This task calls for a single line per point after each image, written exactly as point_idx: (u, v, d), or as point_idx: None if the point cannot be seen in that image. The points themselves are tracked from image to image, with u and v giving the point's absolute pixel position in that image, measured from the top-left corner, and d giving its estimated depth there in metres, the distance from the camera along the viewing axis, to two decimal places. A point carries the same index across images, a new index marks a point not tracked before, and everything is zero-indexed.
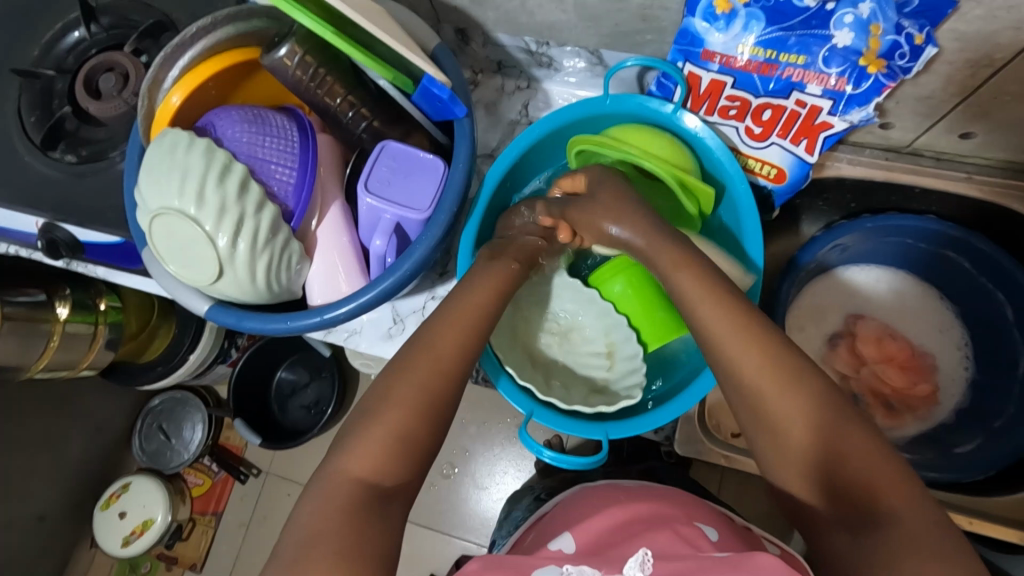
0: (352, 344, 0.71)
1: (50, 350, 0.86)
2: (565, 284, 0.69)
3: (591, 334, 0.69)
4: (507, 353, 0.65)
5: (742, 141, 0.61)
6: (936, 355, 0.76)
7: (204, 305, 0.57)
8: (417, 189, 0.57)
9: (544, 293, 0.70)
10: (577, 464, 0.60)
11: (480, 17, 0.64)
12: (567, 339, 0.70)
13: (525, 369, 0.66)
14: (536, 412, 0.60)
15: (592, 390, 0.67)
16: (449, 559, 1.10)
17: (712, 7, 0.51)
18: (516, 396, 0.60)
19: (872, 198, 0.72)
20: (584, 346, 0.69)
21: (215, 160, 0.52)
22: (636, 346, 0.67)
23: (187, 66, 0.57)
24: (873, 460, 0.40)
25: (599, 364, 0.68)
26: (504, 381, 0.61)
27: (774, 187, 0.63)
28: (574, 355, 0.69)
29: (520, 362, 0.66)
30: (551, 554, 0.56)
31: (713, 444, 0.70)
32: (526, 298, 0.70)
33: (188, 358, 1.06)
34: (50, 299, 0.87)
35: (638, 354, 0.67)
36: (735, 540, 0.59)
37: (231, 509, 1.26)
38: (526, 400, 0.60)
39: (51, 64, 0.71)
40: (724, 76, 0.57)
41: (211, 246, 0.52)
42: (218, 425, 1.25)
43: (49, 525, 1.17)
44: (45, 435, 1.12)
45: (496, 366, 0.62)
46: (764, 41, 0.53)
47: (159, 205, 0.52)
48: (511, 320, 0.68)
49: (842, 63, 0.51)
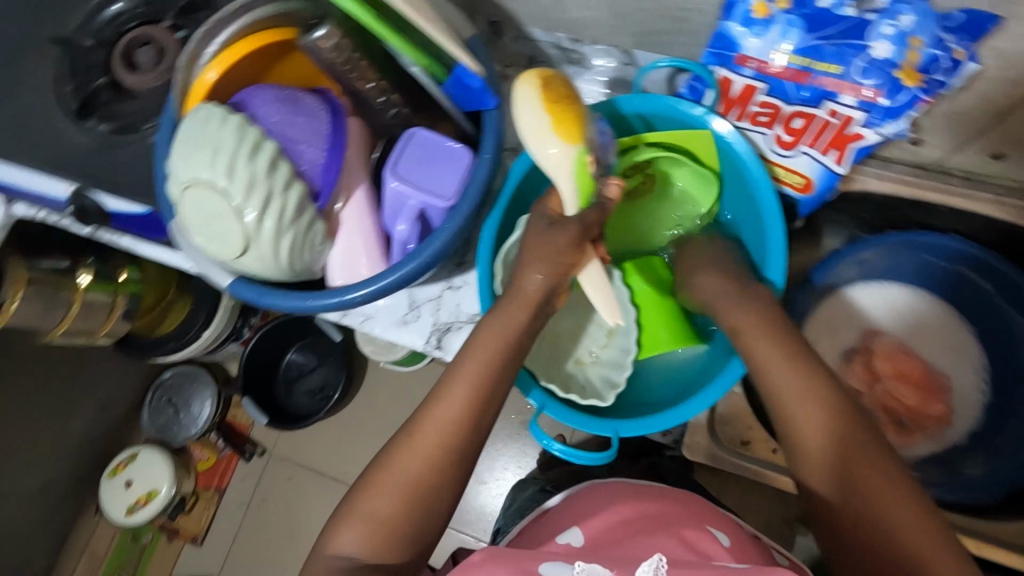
0: (366, 328, 0.72)
1: (70, 317, 0.90)
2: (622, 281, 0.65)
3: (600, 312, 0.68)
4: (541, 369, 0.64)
5: (770, 149, 0.60)
6: (951, 376, 0.74)
7: (228, 278, 0.57)
8: (442, 177, 0.58)
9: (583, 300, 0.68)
10: (586, 459, 0.57)
11: (514, 10, 0.65)
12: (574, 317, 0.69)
13: (548, 341, 0.67)
14: (530, 393, 0.59)
15: (578, 357, 0.67)
16: (447, 550, 1.19)
17: (749, 12, 0.50)
18: (524, 382, 0.59)
19: (896, 213, 0.72)
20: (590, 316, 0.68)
21: (247, 136, 0.52)
22: (632, 343, 0.65)
23: (226, 42, 0.58)
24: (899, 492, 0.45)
25: (597, 335, 0.68)
26: (535, 393, 0.59)
27: (799, 197, 0.62)
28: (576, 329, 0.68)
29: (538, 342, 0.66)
30: (559, 550, 0.58)
31: (721, 451, 0.68)
32: (579, 310, 0.69)
33: (201, 334, 1.10)
34: (74, 266, 0.90)
35: (630, 352, 0.65)
36: (745, 549, 0.60)
37: (234, 485, 1.29)
38: (529, 382, 0.60)
39: (89, 34, 0.73)
40: (757, 82, 0.56)
41: (238, 220, 0.52)
42: (225, 402, 1.28)
43: (56, 490, 1.19)
44: (58, 401, 1.14)
45: (528, 379, 0.60)
46: (800, 49, 0.52)
47: (190, 176, 0.52)
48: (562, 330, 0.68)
49: (878, 75, 0.50)
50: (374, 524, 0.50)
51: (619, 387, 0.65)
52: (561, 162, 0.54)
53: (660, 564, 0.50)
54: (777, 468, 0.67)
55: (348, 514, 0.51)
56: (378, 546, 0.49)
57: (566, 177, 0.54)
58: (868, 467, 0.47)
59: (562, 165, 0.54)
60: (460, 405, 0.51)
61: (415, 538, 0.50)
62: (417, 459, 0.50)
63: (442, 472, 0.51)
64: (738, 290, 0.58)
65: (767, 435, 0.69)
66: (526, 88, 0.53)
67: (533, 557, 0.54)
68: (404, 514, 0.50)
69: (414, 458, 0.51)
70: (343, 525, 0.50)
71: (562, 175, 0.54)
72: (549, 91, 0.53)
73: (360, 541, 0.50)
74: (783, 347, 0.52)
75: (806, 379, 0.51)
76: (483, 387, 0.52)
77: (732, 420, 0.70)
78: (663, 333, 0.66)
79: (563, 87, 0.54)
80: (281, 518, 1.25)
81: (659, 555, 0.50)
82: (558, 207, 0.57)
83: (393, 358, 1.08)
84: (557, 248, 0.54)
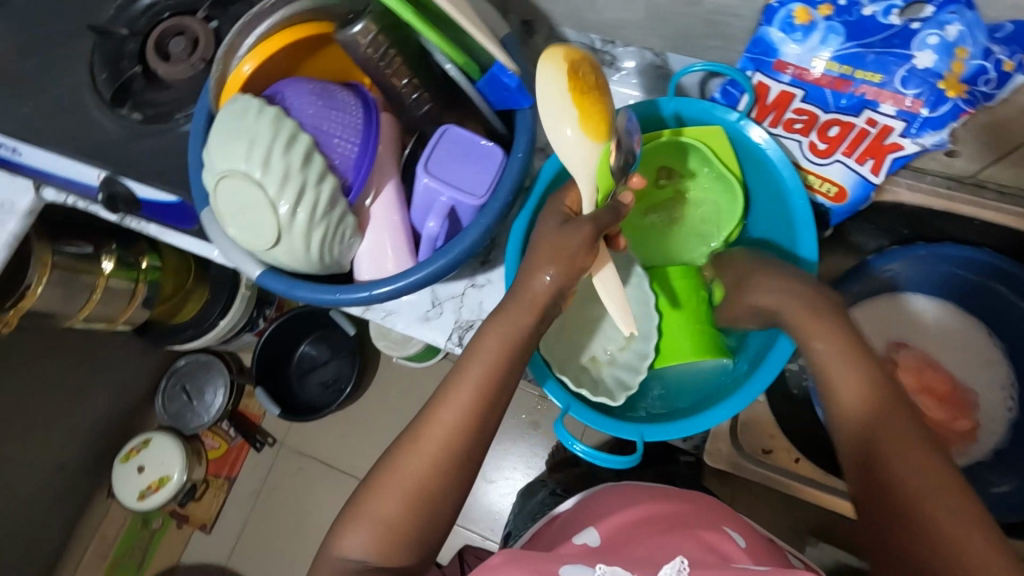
0: (388, 323, 0.72)
1: (93, 301, 0.91)
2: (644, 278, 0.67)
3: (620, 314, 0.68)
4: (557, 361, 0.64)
5: (804, 156, 0.59)
6: (979, 392, 0.73)
7: (257, 269, 0.57)
8: (473, 174, 0.58)
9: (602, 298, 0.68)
10: (610, 462, 0.57)
11: (548, 10, 0.65)
12: (591, 314, 0.69)
13: (568, 330, 0.68)
14: (545, 382, 0.59)
15: (595, 355, 0.68)
16: (454, 547, 1.20)
17: (790, 17, 0.50)
18: (540, 368, 0.59)
19: (925, 225, 0.71)
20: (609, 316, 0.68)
21: (283, 129, 0.53)
22: (649, 348, 0.65)
23: (263, 36, 0.59)
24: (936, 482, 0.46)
25: (615, 337, 0.68)
26: (551, 383, 0.59)
27: (832, 206, 0.61)
28: (593, 327, 0.69)
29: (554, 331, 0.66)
30: (574, 551, 0.58)
31: (743, 458, 0.67)
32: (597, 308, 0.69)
33: (218, 323, 1.11)
34: (97, 252, 0.91)
35: (647, 357, 0.65)
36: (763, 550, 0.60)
37: (244, 474, 1.30)
38: (546, 372, 0.59)
39: (124, 24, 0.74)
40: (794, 88, 0.55)
41: (272, 211, 0.52)
42: (239, 392, 1.29)
43: (71, 472, 1.21)
44: (76, 384, 1.15)
45: (543, 369, 0.60)
46: (840, 57, 0.51)
47: (226, 166, 0.52)
48: (579, 328, 0.68)
49: (920, 85, 0.49)
50: (390, 520, 0.50)
51: (630, 390, 0.65)
52: (584, 158, 0.52)
53: (683, 567, 0.50)
54: (804, 479, 0.67)
55: (368, 497, 0.51)
56: (394, 538, 0.49)
57: (581, 165, 0.53)
58: (909, 454, 0.47)
59: (580, 154, 0.52)
60: (481, 398, 0.51)
61: (428, 533, 0.50)
62: (439, 450, 0.50)
63: (461, 467, 0.51)
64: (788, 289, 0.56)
65: (789, 445, 0.69)
66: (555, 68, 0.51)
67: (553, 560, 0.54)
68: (422, 508, 0.49)
69: (436, 450, 0.50)
70: (351, 521, 0.51)
71: (578, 164, 0.53)
72: (580, 81, 0.50)
73: (375, 539, 0.50)
74: (835, 331, 0.53)
75: (863, 375, 0.51)
76: (500, 380, 0.52)
77: (753, 428, 0.70)
78: (685, 344, 0.65)
79: (593, 72, 0.52)
80: (289, 509, 1.26)
81: (680, 558, 0.50)
82: (574, 205, 0.56)
83: (406, 353, 1.09)
84: (571, 248, 0.51)
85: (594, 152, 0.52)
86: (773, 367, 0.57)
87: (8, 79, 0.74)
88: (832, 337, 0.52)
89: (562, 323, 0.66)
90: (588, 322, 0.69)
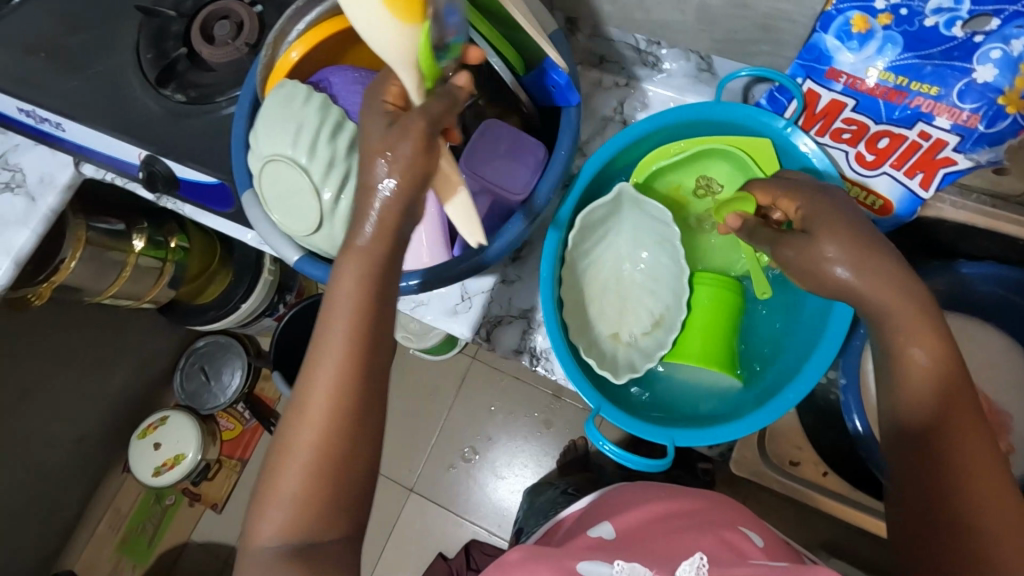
0: (418, 314, 0.72)
1: (122, 279, 0.93)
2: (677, 259, 0.67)
3: (656, 299, 0.68)
4: (573, 314, 0.65)
5: (850, 167, 0.60)
6: (1014, 416, 0.70)
7: (295, 255, 0.57)
8: (517, 171, 0.58)
9: (633, 277, 0.70)
10: (646, 466, 0.56)
11: (594, 8, 0.64)
12: (622, 289, 0.70)
13: (593, 300, 0.68)
14: (547, 319, 0.59)
15: (618, 333, 0.68)
16: (460, 540, 1.20)
17: (847, 25, 0.49)
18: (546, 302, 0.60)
19: (968, 243, 0.70)
20: (642, 300, 0.69)
21: (330, 116, 0.53)
22: (668, 340, 0.66)
23: (313, 22, 0.60)
24: (985, 484, 0.45)
25: (642, 321, 0.68)
26: (551, 322, 0.59)
27: (877, 218, 0.61)
28: (622, 301, 0.69)
29: (577, 295, 0.66)
30: (590, 544, 0.58)
31: (767, 467, 0.67)
32: (626, 284, 0.70)
33: (240, 307, 1.12)
34: (128, 230, 0.93)
35: (663, 348, 0.65)
36: (779, 548, 0.59)
37: (256, 458, 1.31)
38: (573, 367, 0.58)
39: (171, 6, 0.75)
40: (845, 98, 0.54)
41: (315, 197, 0.52)
42: (255, 374, 1.31)
43: (88, 445, 1.22)
44: (99, 360, 1.17)
45: (551, 311, 0.60)
46: (896, 67, 0.50)
47: (272, 151, 0.53)
48: (609, 297, 0.69)
49: (977, 99, 0.48)
50: (311, 507, 0.43)
51: (636, 373, 0.65)
52: (398, 44, 0.43)
53: (702, 564, 0.49)
54: (825, 491, 0.66)
55: (278, 463, 0.44)
56: (318, 511, 0.43)
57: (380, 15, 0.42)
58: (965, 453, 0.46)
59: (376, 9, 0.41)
60: (362, 321, 0.44)
61: (357, 502, 0.45)
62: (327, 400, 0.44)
63: (362, 418, 0.45)
64: (853, 255, 0.49)
65: (817, 458, 0.68)
66: None
67: (574, 556, 0.54)
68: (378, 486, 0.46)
69: (335, 418, 0.44)
70: (266, 503, 0.44)
71: (377, 22, 0.42)
72: None
73: (291, 523, 0.43)
74: (914, 312, 0.47)
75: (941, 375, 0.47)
76: (381, 298, 0.45)
77: (780, 439, 0.69)
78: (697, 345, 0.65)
79: None
80: None
81: (699, 554, 0.49)
82: (397, 99, 0.46)
83: (424, 345, 1.13)
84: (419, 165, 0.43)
85: (409, 38, 0.43)
86: (809, 380, 0.56)
87: (53, 55, 0.74)
88: (920, 327, 0.47)
89: (589, 290, 0.68)
90: (617, 293, 0.69)
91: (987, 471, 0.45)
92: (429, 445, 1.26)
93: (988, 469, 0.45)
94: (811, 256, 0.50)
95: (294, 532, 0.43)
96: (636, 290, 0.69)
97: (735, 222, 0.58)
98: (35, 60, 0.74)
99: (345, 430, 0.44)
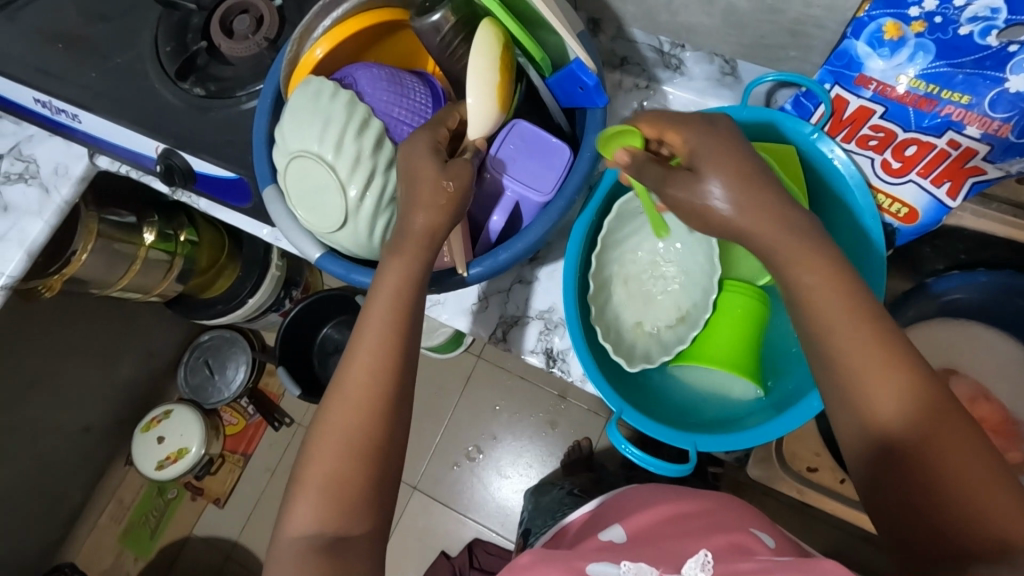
0: (433, 314, 0.71)
1: (133, 271, 0.92)
2: (707, 259, 0.67)
3: (681, 296, 0.69)
4: (598, 302, 0.66)
5: (876, 175, 0.59)
6: None
7: (317, 252, 0.56)
8: (542, 173, 0.58)
9: (658, 269, 0.70)
10: (664, 470, 0.56)
11: (619, 10, 0.64)
12: (648, 280, 0.71)
13: (622, 287, 0.70)
14: (568, 315, 0.60)
15: (640, 322, 0.69)
16: (462, 539, 1.20)
17: (879, 32, 0.49)
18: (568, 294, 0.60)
19: (986, 252, 0.70)
20: (666, 295, 0.70)
21: (357, 113, 0.53)
22: (689, 335, 0.68)
23: (339, 18, 0.58)
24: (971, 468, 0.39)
25: (666, 315, 0.69)
26: (572, 315, 0.59)
27: (901, 226, 0.61)
28: (646, 293, 0.70)
29: (602, 284, 0.67)
30: (600, 546, 0.58)
31: (781, 471, 0.68)
32: (652, 277, 0.71)
33: (247, 302, 1.12)
34: (139, 222, 0.93)
35: (683, 343, 0.67)
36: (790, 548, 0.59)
37: (260, 453, 1.31)
38: (594, 366, 0.58)
39: None
40: (874, 105, 0.54)
41: (341, 194, 0.52)
42: (259, 369, 1.31)
43: (92, 436, 1.22)
44: (105, 351, 1.16)
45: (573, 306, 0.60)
46: (927, 75, 0.50)
47: (299, 146, 0.53)
48: (634, 288, 0.70)
49: (1010, 109, 0.48)
50: (323, 504, 0.43)
51: (652, 363, 0.67)
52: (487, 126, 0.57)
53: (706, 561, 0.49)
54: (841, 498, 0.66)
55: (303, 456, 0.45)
56: (336, 501, 0.43)
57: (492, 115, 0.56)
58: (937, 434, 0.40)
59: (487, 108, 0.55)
60: (396, 322, 0.48)
61: (382, 501, 0.45)
62: (361, 394, 0.46)
63: (393, 412, 0.46)
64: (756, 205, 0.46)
65: (834, 465, 0.68)
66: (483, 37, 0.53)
67: (585, 558, 0.54)
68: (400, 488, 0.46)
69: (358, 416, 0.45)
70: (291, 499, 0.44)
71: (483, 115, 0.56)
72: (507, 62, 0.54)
73: (314, 516, 0.43)
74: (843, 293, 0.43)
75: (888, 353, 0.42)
76: (416, 305, 0.49)
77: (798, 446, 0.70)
78: (721, 350, 0.65)
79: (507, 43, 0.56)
80: None
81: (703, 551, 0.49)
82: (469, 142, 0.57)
83: (430, 343, 1.13)
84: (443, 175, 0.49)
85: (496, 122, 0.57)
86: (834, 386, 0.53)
87: (71, 45, 0.73)
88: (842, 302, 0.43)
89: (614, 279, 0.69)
90: (642, 284, 0.70)
91: (965, 450, 0.39)
92: (433, 445, 1.25)
93: (965, 448, 0.39)
94: (696, 196, 0.47)
95: (313, 525, 0.43)
96: (661, 287, 0.70)
97: (624, 157, 0.50)
98: (53, 49, 0.74)
99: (373, 431, 0.45)
